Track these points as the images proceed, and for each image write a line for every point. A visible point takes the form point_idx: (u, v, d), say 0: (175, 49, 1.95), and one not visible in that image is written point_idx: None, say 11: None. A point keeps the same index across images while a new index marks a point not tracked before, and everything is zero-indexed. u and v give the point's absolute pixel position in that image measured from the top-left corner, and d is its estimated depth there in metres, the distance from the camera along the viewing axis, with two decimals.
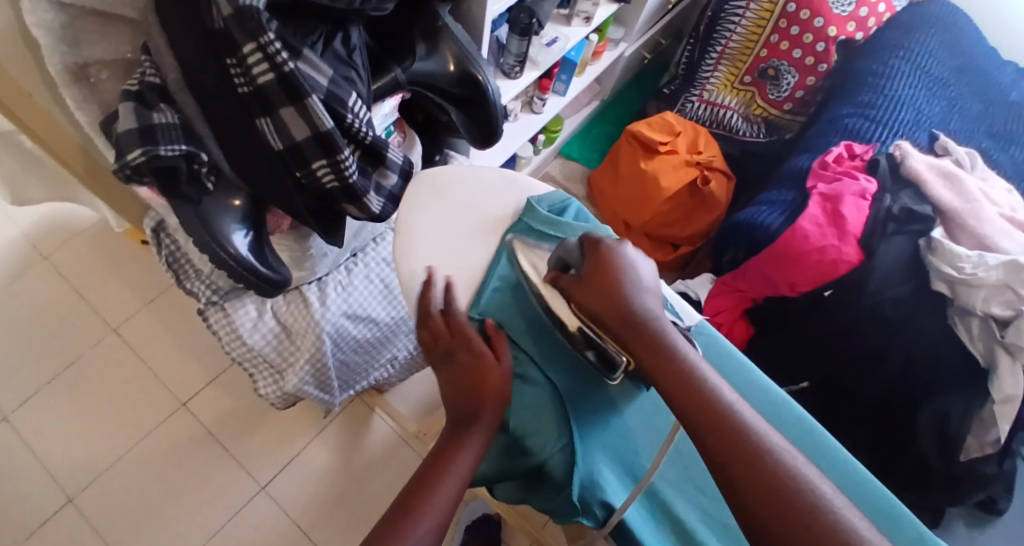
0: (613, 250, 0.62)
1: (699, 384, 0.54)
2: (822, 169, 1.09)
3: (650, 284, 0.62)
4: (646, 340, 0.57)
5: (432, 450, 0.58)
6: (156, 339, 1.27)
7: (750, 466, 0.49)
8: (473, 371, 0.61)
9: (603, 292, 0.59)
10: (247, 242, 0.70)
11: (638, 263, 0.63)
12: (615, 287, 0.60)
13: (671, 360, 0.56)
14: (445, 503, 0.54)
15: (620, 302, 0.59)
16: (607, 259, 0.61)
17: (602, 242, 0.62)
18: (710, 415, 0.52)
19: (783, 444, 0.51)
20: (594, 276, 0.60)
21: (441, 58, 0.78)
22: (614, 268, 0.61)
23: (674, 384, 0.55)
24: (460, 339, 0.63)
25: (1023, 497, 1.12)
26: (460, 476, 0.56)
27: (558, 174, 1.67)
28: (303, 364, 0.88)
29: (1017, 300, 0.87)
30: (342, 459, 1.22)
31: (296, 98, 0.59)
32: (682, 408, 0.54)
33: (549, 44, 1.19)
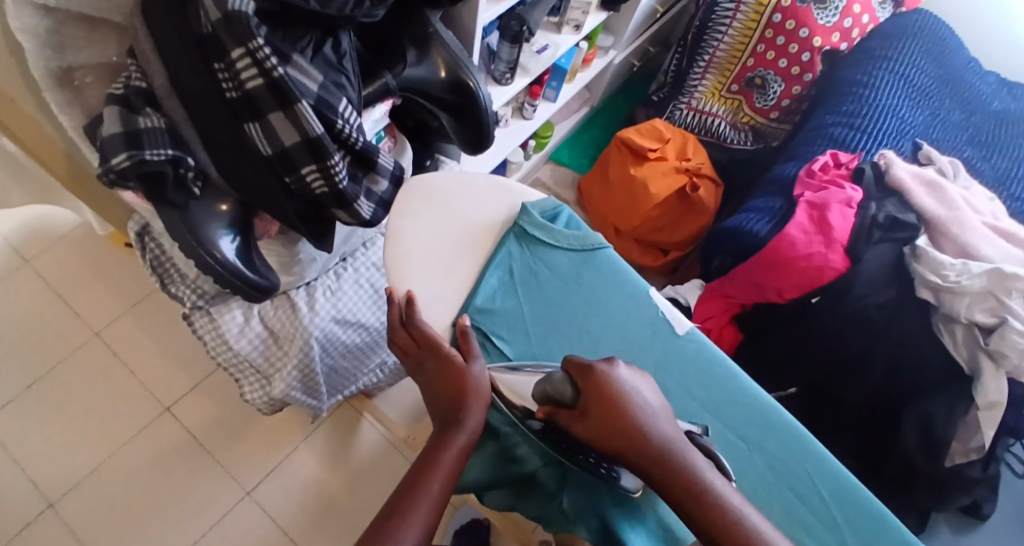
0: (613, 379, 0.58)
1: (746, 526, 0.52)
2: (808, 177, 1.10)
3: (659, 409, 0.58)
4: (680, 482, 0.54)
5: (421, 452, 0.58)
6: (140, 344, 1.26)
7: None
8: (449, 372, 0.62)
9: (618, 430, 0.56)
10: (234, 248, 0.69)
11: (638, 385, 0.59)
12: (628, 423, 0.56)
13: (711, 501, 0.53)
14: (431, 502, 0.53)
15: (639, 441, 0.56)
16: (611, 391, 0.57)
17: (596, 369, 0.58)
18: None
19: None
20: (602, 413, 0.56)
21: (432, 63, 0.78)
22: (622, 400, 0.57)
23: (720, 529, 0.52)
24: (428, 345, 0.63)
25: (1007, 500, 1.13)
26: (447, 475, 0.56)
27: (548, 180, 1.68)
28: (291, 370, 0.87)
29: (1001, 307, 0.89)
30: (330, 465, 1.22)
31: (285, 103, 0.58)
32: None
33: (539, 51, 1.19)
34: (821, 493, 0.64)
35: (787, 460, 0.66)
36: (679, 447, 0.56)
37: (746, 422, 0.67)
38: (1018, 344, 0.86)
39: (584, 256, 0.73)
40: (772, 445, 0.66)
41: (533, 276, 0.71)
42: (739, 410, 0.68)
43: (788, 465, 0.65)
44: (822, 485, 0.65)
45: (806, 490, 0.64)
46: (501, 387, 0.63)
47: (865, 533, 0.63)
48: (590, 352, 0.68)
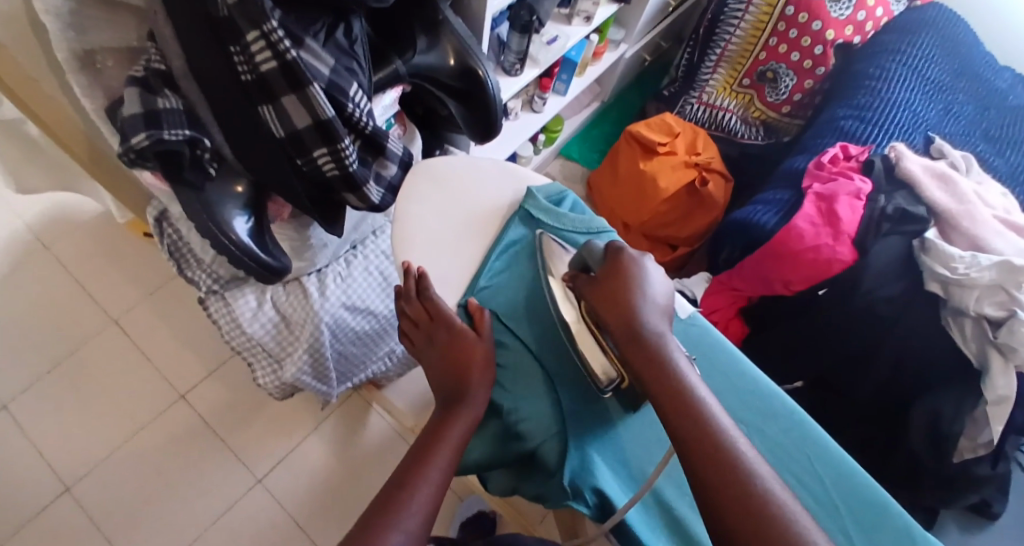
0: (633, 259, 0.63)
1: (696, 405, 0.55)
2: (818, 169, 1.10)
3: (663, 301, 0.62)
4: (649, 355, 0.58)
5: (427, 428, 0.60)
6: (156, 331, 1.28)
7: (730, 484, 0.50)
8: (454, 349, 0.63)
9: (615, 298, 0.61)
10: (247, 228, 0.70)
11: (655, 277, 0.63)
12: (627, 299, 0.60)
13: (669, 376, 0.57)
14: (436, 479, 0.54)
15: (629, 316, 0.60)
16: (624, 269, 0.62)
17: (623, 251, 0.64)
18: (704, 440, 0.53)
19: (765, 468, 0.52)
20: (610, 282, 0.62)
21: (442, 51, 0.79)
22: (630, 277, 0.62)
23: (668, 401, 0.56)
24: (439, 319, 0.65)
25: (1016, 499, 1.13)
26: (451, 454, 0.57)
27: (557, 174, 1.68)
28: (301, 354, 0.89)
29: (1011, 301, 0.88)
30: (339, 453, 1.23)
31: (297, 86, 0.59)
32: (674, 426, 0.54)
33: (549, 42, 1.19)
34: (822, 478, 0.65)
35: (787, 445, 0.66)
36: (662, 331, 0.60)
37: (745, 407, 0.68)
38: None
39: (590, 239, 0.73)
40: (772, 429, 0.67)
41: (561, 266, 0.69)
42: (740, 395, 0.68)
43: (787, 449, 0.66)
44: (822, 470, 0.65)
45: (807, 478, 0.65)
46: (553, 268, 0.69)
47: (867, 522, 0.63)
48: None
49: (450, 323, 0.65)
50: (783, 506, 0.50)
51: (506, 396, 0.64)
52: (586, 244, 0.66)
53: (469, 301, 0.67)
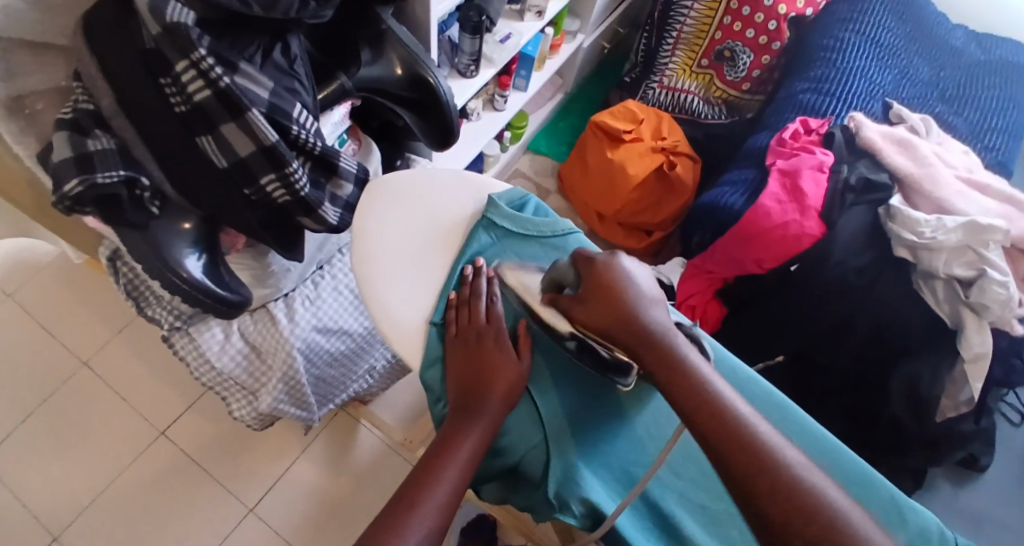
0: (613, 266, 0.61)
1: (714, 398, 0.54)
2: (779, 146, 1.10)
3: (655, 296, 0.61)
4: (657, 351, 0.56)
5: (431, 446, 0.58)
6: (129, 370, 1.25)
7: (763, 475, 0.49)
8: (484, 361, 0.62)
9: (606, 312, 0.59)
10: (201, 265, 0.67)
11: (638, 275, 0.61)
12: (621, 309, 0.58)
13: (683, 373, 0.55)
14: (442, 501, 0.53)
15: (628, 324, 0.58)
16: (608, 275, 0.60)
17: (596, 260, 0.61)
18: (731, 433, 0.51)
19: (796, 452, 0.51)
20: (597, 297, 0.59)
21: (387, 62, 0.78)
22: (616, 286, 0.59)
23: (683, 395, 0.54)
24: (494, 327, 0.63)
25: (1002, 451, 1.14)
26: (459, 470, 0.55)
27: (528, 169, 1.66)
28: (276, 383, 0.86)
29: (978, 260, 0.89)
30: (330, 475, 1.21)
31: (236, 113, 0.58)
32: (697, 424, 0.53)
33: (502, 40, 1.18)
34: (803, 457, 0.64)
35: None
36: (665, 328, 0.58)
37: None
38: (999, 295, 0.87)
39: (556, 242, 0.72)
40: None
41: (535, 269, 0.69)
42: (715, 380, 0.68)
43: None
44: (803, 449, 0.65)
45: None
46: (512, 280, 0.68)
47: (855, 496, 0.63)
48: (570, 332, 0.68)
49: (499, 333, 0.63)
50: (813, 483, 0.49)
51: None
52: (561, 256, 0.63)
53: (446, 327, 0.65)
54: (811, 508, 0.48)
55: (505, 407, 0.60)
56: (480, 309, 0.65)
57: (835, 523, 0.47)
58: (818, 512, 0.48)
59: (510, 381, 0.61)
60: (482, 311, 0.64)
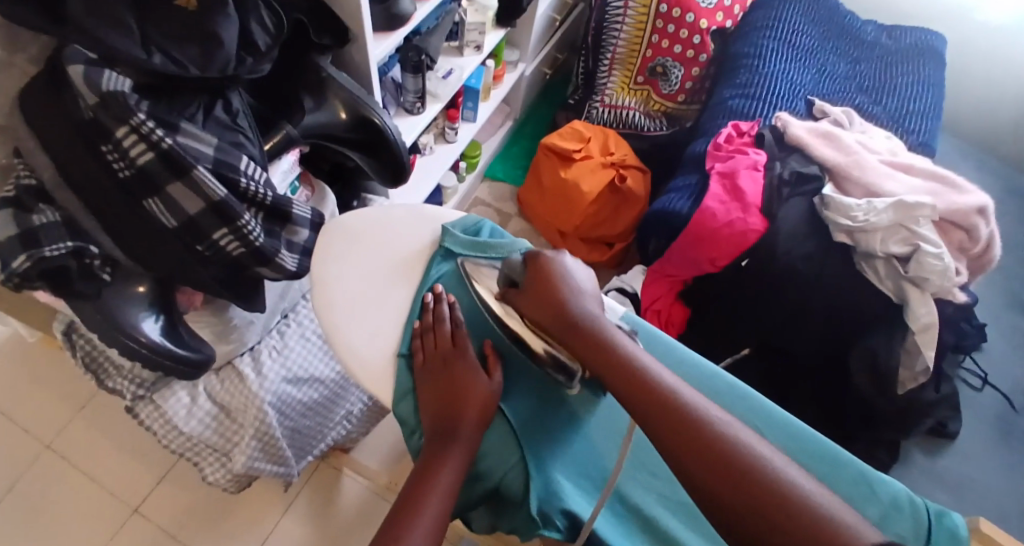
0: (551, 260, 0.66)
1: (639, 370, 0.58)
2: (716, 150, 1.15)
3: (590, 289, 0.66)
4: (589, 338, 0.61)
5: (413, 475, 0.58)
6: (94, 447, 1.18)
7: (677, 427, 0.52)
8: (457, 384, 0.63)
9: (545, 300, 0.64)
10: (159, 328, 0.67)
11: (577, 270, 0.67)
12: (557, 298, 0.64)
13: (614, 352, 0.60)
14: (430, 525, 0.54)
15: (563, 312, 0.63)
16: (547, 269, 0.65)
17: (540, 255, 0.67)
18: (652, 396, 0.55)
19: (715, 408, 0.54)
20: (536, 288, 0.65)
21: (331, 107, 0.79)
22: (554, 277, 0.65)
23: (607, 368, 0.59)
24: (460, 350, 0.65)
25: (971, 420, 1.15)
26: (442, 500, 0.56)
27: (487, 198, 1.68)
28: (249, 440, 0.85)
29: (912, 236, 0.94)
30: (315, 531, 1.15)
31: (182, 174, 0.59)
32: (624, 394, 0.57)
33: (445, 76, 1.20)
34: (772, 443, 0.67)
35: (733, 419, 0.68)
36: (597, 316, 0.63)
37: None
38: (936, 265, 0.92)
39: None
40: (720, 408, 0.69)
41: (495, 287, 0.71)
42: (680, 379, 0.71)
43: None
44: (772, 435, 0.68)
45: None
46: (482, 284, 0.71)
47: (827, 473, 0.66)
48: None
49: (466, 355, 0.65)
50: (724, 426, 0.52)
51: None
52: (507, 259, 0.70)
53: (414, 354, 0.66)
54: (722, 450, 0.50)
55: (480, 428, 0.61)
56: (445, 332, 0.66)
57: (744, 457, 0.49)
58: (729, 451, 0.50)
59: (481, 401, 0.62)
60: (446, 332, 0.66)
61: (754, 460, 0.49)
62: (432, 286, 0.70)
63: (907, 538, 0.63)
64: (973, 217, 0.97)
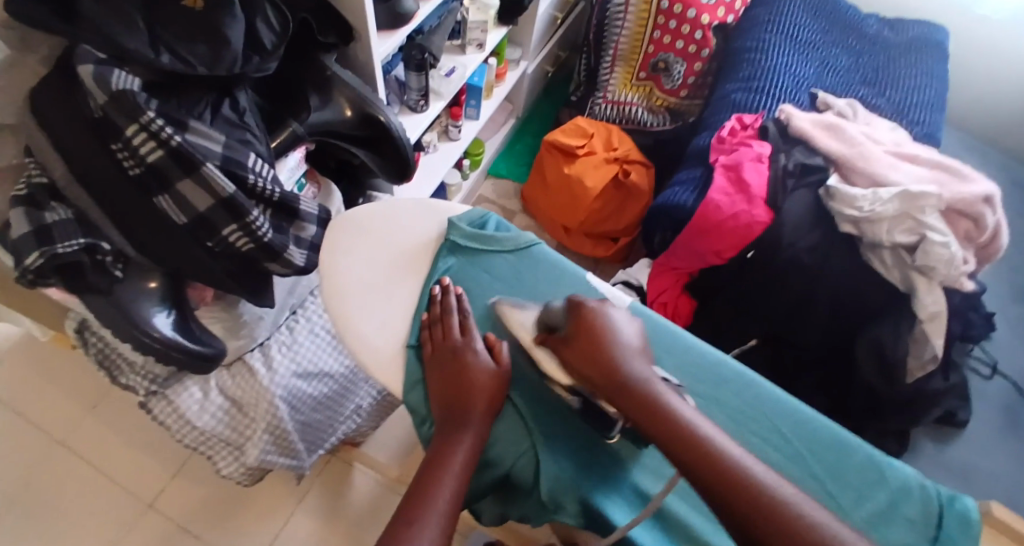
0: (596, 314, 0.63)
1: (700, 439, 0.55)
2: (720, 143, 1.15)
3: (637, 345, 0.63)
4: (643, 402, 0.58)
5: (422, 464, 0.58)
6: (106, 446, 1.19)
7: (754, 512, 0.50)
8: (463, 374, 0.63)
9: (590, 356, 0.61)
10: (171, 322, 0.67)
11: (621, 324, 0.64)
12: (606, 358, 0.61)
13: (671, 419, 0.57)
14: (441, 512, 0.54)
15: (614, 373, 0.60)
16: (592, 323, 0.63)
17: (584, 307, 0.64)
18: (719, 470, 0.53)
19: (787, 488, 0.52)
20: (583, 343, 0.62)
21: (336, 106, 0.79)
22: (600, 333, 0.62)
23: (647, 417, 0.58)
24: (465, 344, 0.65)
25: (981, 407, 1.15)
26: (454, 482, 0.56)
27: (491, 195, 1.68)
28: (261, 433, 0.86)
29: (918, 225, 0.94)
30: (328, 525, 1.16)
31: (191, 171, 0.60)
32: (687, 466, 0.54)
33: (448, 73, 1.20)
34: (783, 431, 0.67)
35: (742, 407, 0.68)
36: (649, 376, 0.60)
37: (697, 379, 0.70)
38: (942, 255, 0.91)
39: (520, 255, 0.75)
40: (728, 396, 0.69)
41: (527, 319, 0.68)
42: (687, 367, 0.71)
43: (744, 411, 0.68)
44: (781, 422, 0.68)
45: (771, 434, 0.67)
46: (506, 309, 0.69)
47: (835, 459, 0.66)
48: None
49: (472, 348, 0.65)
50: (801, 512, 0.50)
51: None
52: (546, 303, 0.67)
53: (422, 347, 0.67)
54: (762, 495, 0.51)
55: (489, 416, 0.62)
56: (452, 324, 0.67)
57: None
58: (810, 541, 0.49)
59: (490, 388, 0.63)
60: (453, 324, 0.66)
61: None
62: (440, 279, 0.71)
63: (917, 521, 0.63)
64: (978, 206, 0.97)
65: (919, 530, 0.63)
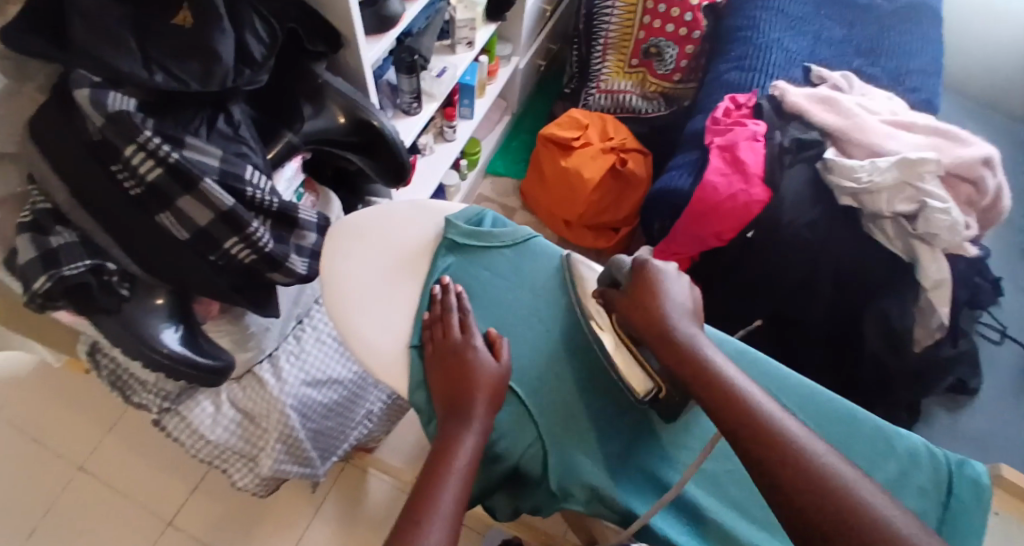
0: (656, 272, 0.66)
1: (734, 390, 0.56)
2: (715, 125, 1.14)
3: (690, 306, 0.65)
4: (683, 353, 0.60)
5: (427, 459, 0.58)
6: (126, 466, 1.20)
7: (776, 455, 0.50)
8: (466, 370, 0.63)
9: (642, 309, 0.64)
10: (178, 337, 0.68)
11: (680, 287, 0.66)
12: (655, 311, 0.63)
13: (708, 370, 0.58)
14: (448, 511, 0.53)
15: (660, 325, 0.62)
16: (649, 279, 0.65)
17: (647, 264, 0.66)
18: (746, 416, 0.53)
19: (816, 442, 0.51)
20: (637, 295, 0.65)
21: (330, 113, 0.80)
22: (654, 289, 0.64)
23: (686, 367, 0.59)
24: (467, 340, 0.65)
25: (991, 371, 1.15)
26: (459, 482, 0.56)
27: (490, 193, 1.68)
28: (274, 444, 0.87)
29: (916, 194, 0.93)
30: (346, 532, 1.17)
31: (190, 187, 0.60)
32: (716, 413, 0.55)
33: (438, 74, 1.21)
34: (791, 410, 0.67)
35: None
36: (695, 333, 0.62)
37: None
38: (943, 221, 0.90)
39: (518, 250, 0.75)
40: None
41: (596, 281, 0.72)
42: None
43: None
44: (788, 400, 0.68)
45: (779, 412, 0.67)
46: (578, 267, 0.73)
47: (843, 432, 0.66)
48: (545, 325, 0.71)
49: (473, 344, 0.65)
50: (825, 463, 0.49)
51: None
52: (613, 259, 0.70)
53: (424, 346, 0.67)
54: (784, 445, 0.51)
55: (492, 410, 0.62)
56: (453, 321, 0.67)
57: (840, 495, 0.47)
58: (832, 488, 0.47)
59: (492, 384, 0.63)
60: (453, 322, 0.67)
61: (854, 498, 0.47)
62: (439, 278, 0.72)
63: (929, 488, 0.64)
64: (978, 168, 0.96)
65: (930, 498, 0.63)
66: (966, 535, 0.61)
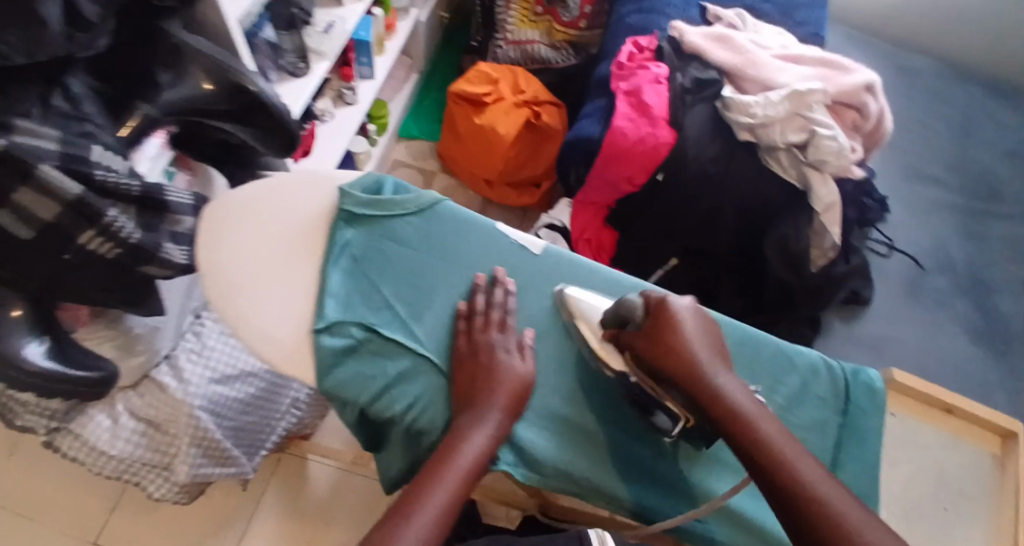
0: (677, 312, 0.60)
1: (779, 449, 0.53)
2: (620, 70, 1.11)
3: (716, 347, 0.60)
4: (723, 406, 0.55)
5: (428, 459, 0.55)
6: (32, 489, 1.11)
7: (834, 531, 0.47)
8: (485, 372, 0.61)
9: (669, 351, 0.58)
10: (45, 350, 0.63)
11: (701, 326, 0.61)
12: (683, 359, 0.58)
13: (750, 425, 0.54)
14: (431, 521, 0.49)
15: (693, 375, 0.57)
16: (671, 322, 0.59)
17: (668, 305, 0.61)
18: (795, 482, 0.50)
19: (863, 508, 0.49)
20: (661, 338, 0.59)
21: (193, 81, 0.72)
22: (678, 331, 0.59)
23: (725, 420, 0.55)
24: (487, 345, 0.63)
25: (885, 281, 1.22)
26: (453, 484, 0.53)
27: (404, 156, 1.61)
28: (187, 448, 0.81)
29: (807, 123, 0.96)
30: (289, 520, 1.12)
31: (25, 176, 0.52)
32: (763, 475, 0.52)
33: (326, 30, 1.12)
34: None
35: None
36: (727, 379, 0.57)
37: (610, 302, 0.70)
38: (831, 147, 0.93)
39: (423, 217, 0.71)
40: None
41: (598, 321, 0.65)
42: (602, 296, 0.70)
43: None
44: None
45: None
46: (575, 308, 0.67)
47: (749, 357, 0.67)
48: (455, 292, 0.68)
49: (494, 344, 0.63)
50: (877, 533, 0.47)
51: (382, 407, 0.62)
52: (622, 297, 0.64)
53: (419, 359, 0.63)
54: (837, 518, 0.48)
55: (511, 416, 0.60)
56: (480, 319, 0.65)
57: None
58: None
59: (514, 387, 0.61)
60: (478, 311, 0.65)
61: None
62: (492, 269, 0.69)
63: (826, 396, 0.67)
64: (863, 93, 1.00)
65: (830, 406, 0.67)
66: (864, 437, 0.66)
